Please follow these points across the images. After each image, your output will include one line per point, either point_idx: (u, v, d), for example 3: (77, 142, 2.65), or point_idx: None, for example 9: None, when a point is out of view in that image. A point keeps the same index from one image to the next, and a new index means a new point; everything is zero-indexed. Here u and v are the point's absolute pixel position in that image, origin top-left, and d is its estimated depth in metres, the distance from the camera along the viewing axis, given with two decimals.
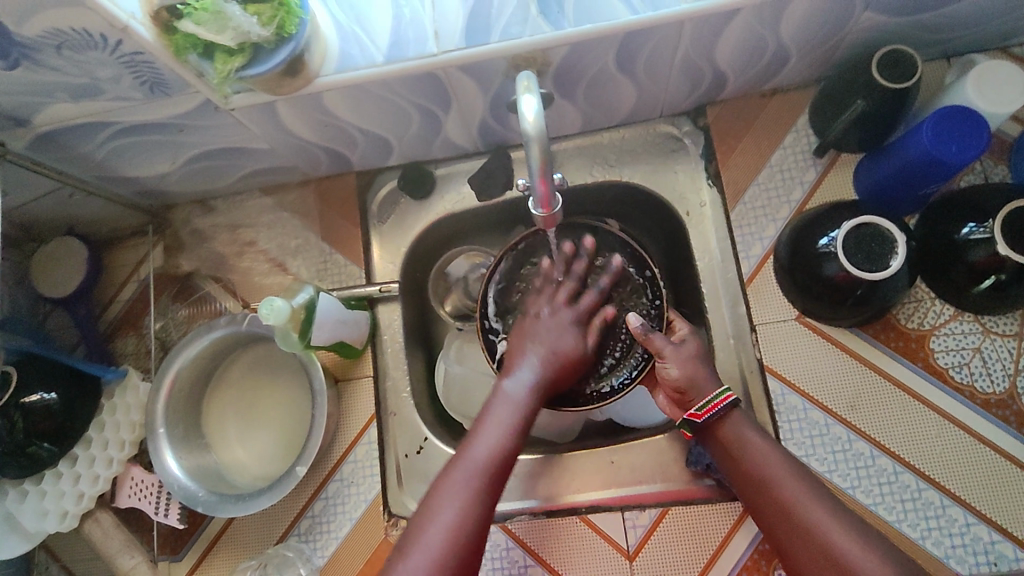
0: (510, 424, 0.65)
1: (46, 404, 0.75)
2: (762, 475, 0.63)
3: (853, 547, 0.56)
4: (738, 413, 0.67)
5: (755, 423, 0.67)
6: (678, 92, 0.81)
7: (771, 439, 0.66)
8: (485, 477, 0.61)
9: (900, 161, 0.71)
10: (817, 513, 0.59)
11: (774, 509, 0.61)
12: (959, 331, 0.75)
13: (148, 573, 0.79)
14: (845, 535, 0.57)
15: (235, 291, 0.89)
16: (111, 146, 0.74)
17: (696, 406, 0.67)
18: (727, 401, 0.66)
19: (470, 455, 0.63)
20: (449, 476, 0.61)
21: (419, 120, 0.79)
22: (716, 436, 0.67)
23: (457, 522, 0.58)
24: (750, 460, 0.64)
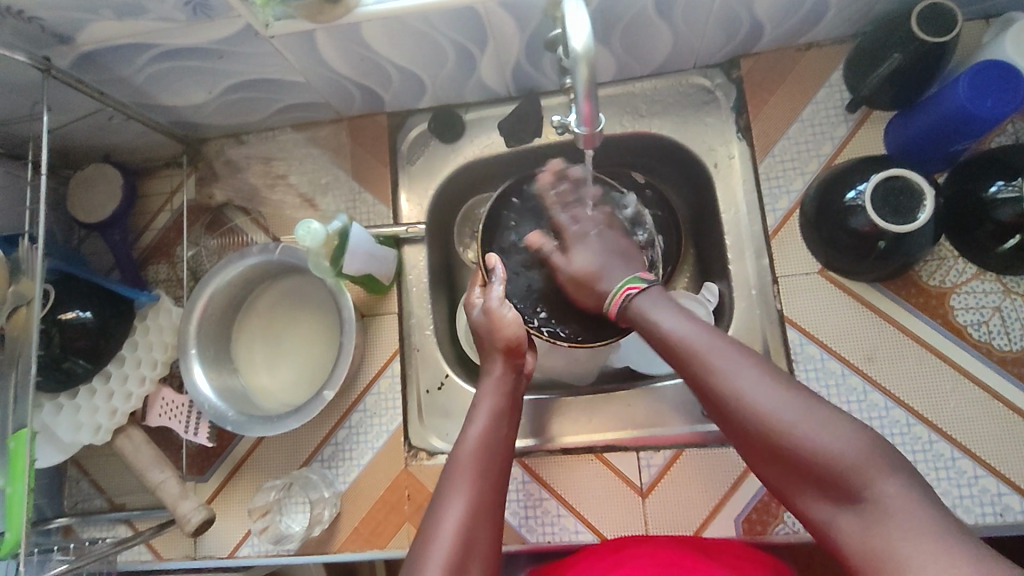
0: (492, 410, 0.70)
1: (82, 323, 0.77)
2: (672, 344, 0.63)
3: (764, 396, 0.55)
4: (645, 294, 0.70)
5: (666, 298, 0.68)
6: (713, 42, 0.81)
7: (684, 312, 0.65)
8: (484, 459, 0.65)
9: (932, 117, 0.72)
10: (723, 368, 0.58)
11: (690, 375, 0.60)
12: (980, 290, 0.76)
13: (176, 488, 0.78)
14: (758, 385, 0.56)
15: (266, 225, 0.91)
16: (150, 72, 0.75)
17: (610, 299, 0.73)
18: (637, 286, 0.71)
19: (465, 441, 0.66)
20: (447, 472, 0.64)
21: (454, 58, 0.80)
22: (635, 318, 0.69)
23: (470, 501, 0.61)
24: (661, 334, 0.64)
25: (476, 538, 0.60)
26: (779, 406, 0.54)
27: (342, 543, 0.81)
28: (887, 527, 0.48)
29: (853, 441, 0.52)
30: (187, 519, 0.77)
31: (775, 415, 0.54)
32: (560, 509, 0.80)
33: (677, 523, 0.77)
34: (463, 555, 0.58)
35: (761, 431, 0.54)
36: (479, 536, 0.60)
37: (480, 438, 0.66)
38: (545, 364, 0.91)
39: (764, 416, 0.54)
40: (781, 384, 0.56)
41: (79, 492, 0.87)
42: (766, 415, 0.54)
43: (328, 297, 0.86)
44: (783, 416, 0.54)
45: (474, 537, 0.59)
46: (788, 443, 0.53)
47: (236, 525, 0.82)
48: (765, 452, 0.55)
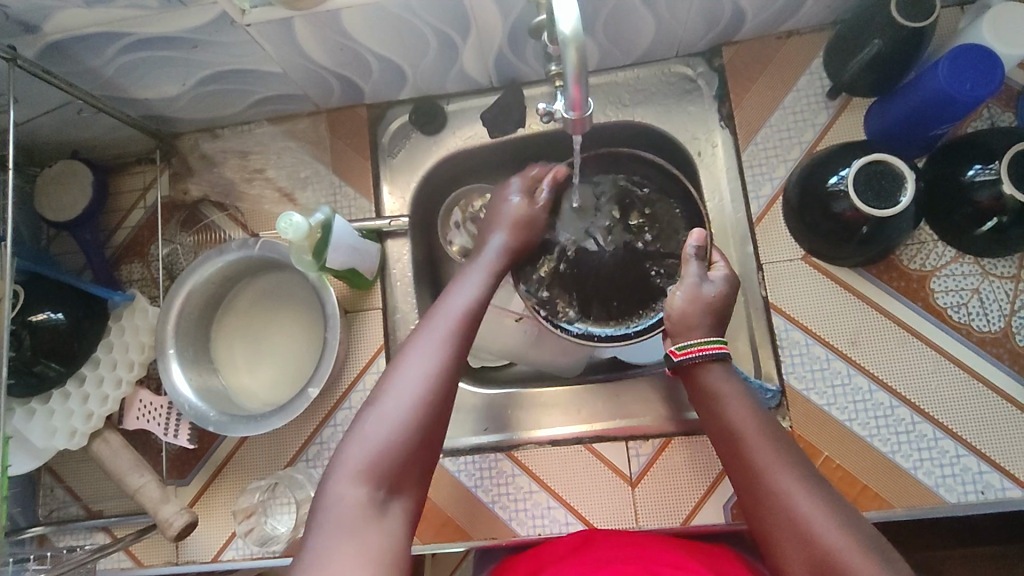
0: (482, 282, 0.71)
1: (54, 325, 0.74)
2: (735, 440, 0.59)
3: (819, 519, 0.52)
4: (722, 368, 0.64)
5: (738, 377, 0.64)
6: (694, 30, 0.81)
7: (761, 407, 0.61)
8: (461, 323, 0.65)
9: (912, 103, 0.72)
10: (784, 481, 0.55)
11: (742, 478, 0.57)
12: (959, 272, 0.77)
13: (157, 492, 0.76)
14: (817, 508, 0.53)
15: (243, 221, 0.89)
16: (121, 63, 0.72)
17: (679, 345, 0.65)
18: (720, 347, 0.64)
19: (445, 305, 0.66)
20: (425, 325, 0.64)
21: (436, 47, 0.79)
22: (700, 401, 0.64)
23: (436, 353, 0.61)
24: (724, 423, 0.61)
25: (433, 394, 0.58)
26: (839, 536, 0.51)
27: None
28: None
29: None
30: (169, 524, 0.75)
31: (832, 542, 0.51)
32: (550, 501, 0.79)
33: (666, 511, 0.77)
34: (413, 403, 0.57)
35: (808, 552, 0.51)
36: (439, 395, 0.59)
37: (461, 306, 0.66)
38: (532, 356, 0.90)
39: (814, 540, 0.51)
40: (841, 511, 0.53)
41: (54, 500, 0.85)
42: (825, 547, 0.51)
43: (310, 293, 0.85)
44: (835, 542, 0.50)
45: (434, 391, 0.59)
46: (832, 572, 0.50)
47: (219, 528, 0.80)
48: (805, 573, 0.51)
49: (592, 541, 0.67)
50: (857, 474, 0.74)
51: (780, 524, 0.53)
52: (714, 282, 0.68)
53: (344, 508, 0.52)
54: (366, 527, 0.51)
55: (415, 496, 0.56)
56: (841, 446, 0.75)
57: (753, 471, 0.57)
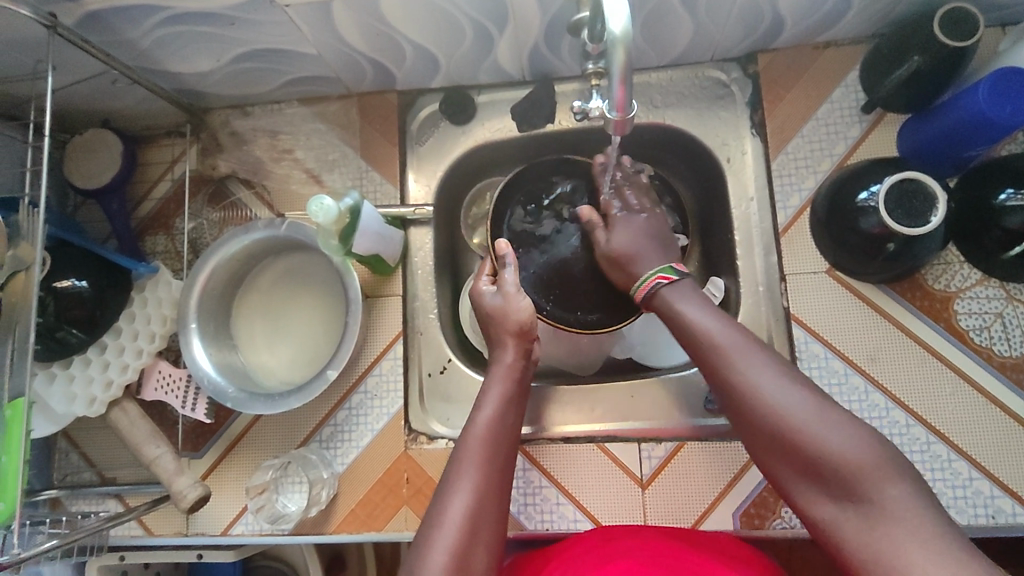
0: (501, 396, 0.69)
1: (78, 292, 0.75)
2: (699, 343, 0.64)
3: (783, 396, 0.57)
4: (676, 287, 0.71)
5: (695, 293, 0.70)
6: (732, 35, 0.81)
7: (713, 310, 0.67)
8: (491, 446, 0.64)
9: (949, 122, 0.72)
10: (745, 368, 0.60)
11: (711, 375, 0.63)
12: (983, 295, 0.77)
13: (172, 464, 0.76)
14: (778, 386, 0.58)
15: (269, 200, 0.89)
16: (158, 36, 0.72)
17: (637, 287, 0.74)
18: (667, 276, 0.72)
19: (473, 427, 0.66)
20: (456, 456, 0.64)
21: (471, 38, 0.78)
22: (664, 311, 0.70)
23: (475, 492, 0.60)
24: (687, 328, 0.66)
25: (479, 535, 0.58)
26: (799, 410, 0.56)
27: (338, 524, 0.79)
28: (891, 529, 0.50)
29: (860, 443, 0.53)
30: (183, 496, 0.75)
31: (797, 417, 0.56)
32: (559, 497, 0.79)
33: (675, 514, 0.77)
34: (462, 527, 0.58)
35: (779, 432, 0.56)
36: (482, 535, 0.59)
37: (487, 428, 0.65)
38: (547, 352, 0.91)
39: (781, 417, 0.56)
40: (800, 385, 0.58)
41: (68, 464, 0.86)
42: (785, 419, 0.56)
43: (332, 276, 0.85)
44: (799, 418, 0.56)
45: (477, 526, 0.59)
46: (802, 444, 0.55)
47: (229, 503, 0.81)
48: (777, 450, 0.57)
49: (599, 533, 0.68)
50: None
51: (748, 410, 0.58)
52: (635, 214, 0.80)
53: None
54: None
55: None
56: None
57: (709, 362, 0.63)
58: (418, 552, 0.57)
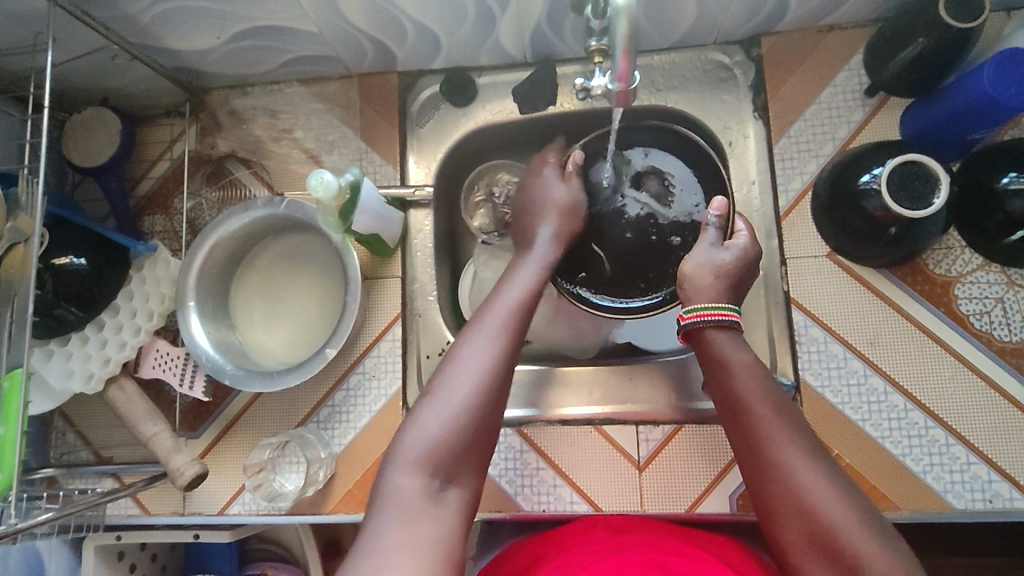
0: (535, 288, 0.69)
1: (76, 270, 0.74)
2: (739, 406, 0.59)
3: (820, 493, 0.53)
4: (728, 335, 0.65)
5: (745, 346, 0.64)
6: (735, 17, 0.80)
7: (761, 367, 0.62)
8: (519, 316, 0.65)
9: (952, 105, 0.71)
10: (790, 455, 0.55)
11: (746, 444, 0.58)
12: (984, 280, 0.77)
13: (169, 442, 0.76)
14: (817, 482, 0.53)
15: (269, 180, 0.89)
16: (157, 11, 0.71)
17: (685, 310, 0.68)
18: (717, 315, 0.65)
19: (496, 302, 0.66)
20: (473, 323, 0.63)
21: (473, 17, 0.78)
22: (705, 354, 0.65)
23: (496, 351, 0.60)
24: (730, 384, 0.61)
25: (499, 377, 0.59)
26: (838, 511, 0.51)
27: (335, 504, 0.79)
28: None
29: (899, 565, 0.48)
30: (180, 473, 0.75)
31: (833, 516, 0.51)
32: (556, 479, 0.79)
33: (672, 497, 0.77)
34: (470, 404, 0.57)
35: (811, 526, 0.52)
36: (500, 384, 0.59)
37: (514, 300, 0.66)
38: (546, 335, 0.90)
39: (814, 512, 0.52)
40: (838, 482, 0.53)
41: (65, 443, 0.85)
42: (822, 514, 0.52)
43: (331, 256, 0.85)
44: (834, 516, 0.51)
45: (495, 382, 0.58)
46: (836, 543, 0.50)
47: (226, 482, 0.81)
48: (800, 543, 0.53)
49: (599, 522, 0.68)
50: (865, 474, 0.75)
51: (779, 498, 0.54)
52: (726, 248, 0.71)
53: (400, 496, 0.52)
54: (421, 516, 0.51)
55: (469, 489, 0.56)
56: (853, 445, 0.75)
57: (747, 427, 0.58)
58: (431, 399, 0.57)
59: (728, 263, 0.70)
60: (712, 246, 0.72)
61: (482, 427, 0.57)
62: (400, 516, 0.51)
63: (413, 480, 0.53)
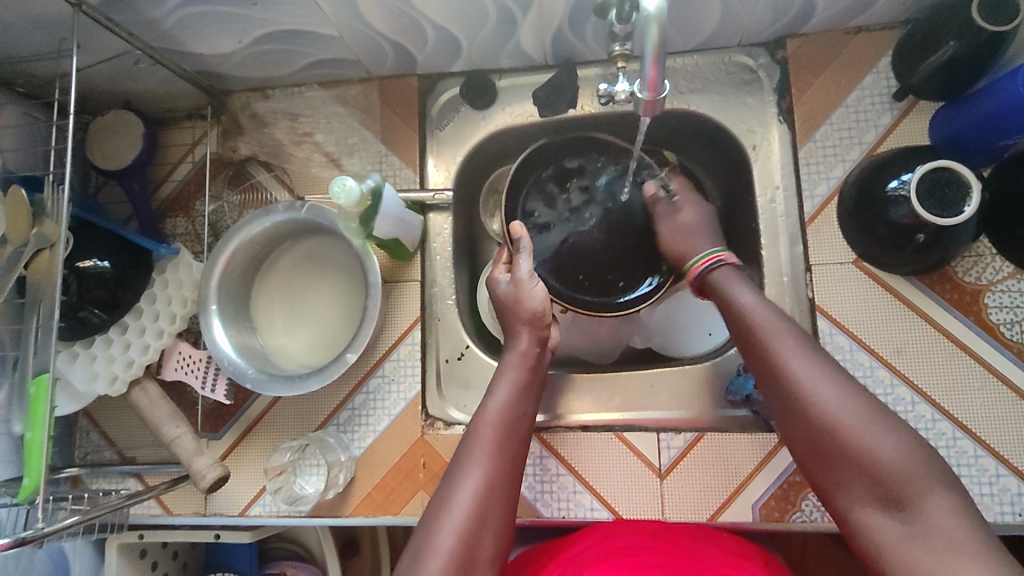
0: (517, 387, 0.68)
1: (100, 272, 0.75)
2: (748, 327, 0.64)
3: (828, 392, 0.56)
4: (726, 275, 0.70)
5: (746, 280, 0.69)
6: (760, 19, 0.79)
7: (763, 298, 0.66)
8: (502, 431, 0.64)
9: (984, 109, 0.70)
10: (796, 364, 0.59)
11: (760, 366, 0.62)
12: (1016, 289, 0.75)
13: (191, 444, 0.77)
14: (825, 387, 0.57)
15: (289, 183, 0.89)
16: (181, 16, 0.72)
17: (692, 265, 0.74)
18: (720, 262, 0.72)
19: (486, 412, 0.65)
20: (468, 442, 0.63)
21: (494, 20, 0.77)
22: (715, 292, 0.70)
23: (484, 480, 0.60)
24: (740, 317, 0.65)
25: (487, 510, 0.59)
26: (849, 411, 0.55)
27: (355, 507, 0.80)
28: (929, 538, 0.49)
29: (907, 457, 0.52)
30: (202, 476, 0.76)
31: (844, 417, 0.55)
32: (576, 485, 0.79)
33: (693, 506, 0.77)
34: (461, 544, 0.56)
35: (826, 432, 0.55)
36: (487, 519, 0.58)
37: (503, 410, 0.65)
38: (565, 340, 0.90)
39: (828, 418, 0.55)
40: (846, 383, 0.57)
41: (89, 443, 0.87)
42: (834, 420, 0.55)
43: (351, 259, 0.85)
44: (845, 417, 0.55)
45: (484, 515, 0.58)
46: (850, 446, 0.54)
47: (248, 483, 0.82)
48: (817, 451, 0.56)
49: (620, 534, 0.67)
50: None
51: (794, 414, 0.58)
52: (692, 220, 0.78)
53: None
54: None
55: None
56: None
57: (755, 342, 0.63)
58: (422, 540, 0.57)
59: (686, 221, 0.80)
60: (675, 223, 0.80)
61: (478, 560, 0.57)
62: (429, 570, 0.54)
63: None
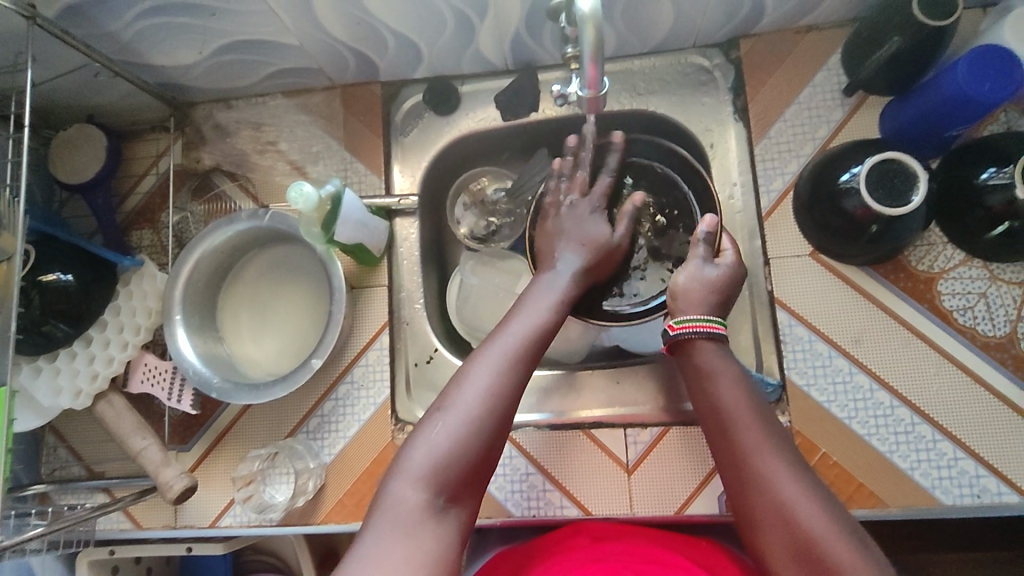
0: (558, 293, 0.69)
1: (63, 286, 0.75)
2: (721, 413, 0.60)
3: (802, 502, 0.53)
4: (713, 345, 0.65)
5: (734, 360, 0.64)
6: (713, 21, 0.81)
7: (748, 385, 0.62)
8: (540, 326, 0.65)
9: (929, 102, 0.72)
10: (773, 467, 0.55)
11: (733, 458, 0.58)
12: (967, 276, 0.77)
13: (158, 456, 0.76)
14: (802, 495, 0.53)
15: (254, 192, 0.89)
16: (138, 28, 0.72)
17: (676, 320, 0.68)
18: (711, 328, 0.66)
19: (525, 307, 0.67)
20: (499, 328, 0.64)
21: (452, 26, 0.79)
22: (691, 370, 0.65)
23: (508, 362, 0.60)
24: (716, 408, 0.61)
25: (510, 388, 0.59)
26: (819, 523, 0.51)
27: (326, 514, 0.79)
28: None
29: None
30: (169, 486, 0.75)
31: (815, 529, 0.51)
32: (545, 484, 0.79)
33: (661, 500, 0.77)
34: (479, 417, 0.57)
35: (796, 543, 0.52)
36: (507, 398, 0.58)
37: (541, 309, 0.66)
38: None
39: (801, 529, 0.52)
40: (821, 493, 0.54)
41: (56, 459, 0.86)
42: (806, 528, 0.51)
43: (318, 267, 0.85)
44: (818, 527, 0.51)
45: (506, 395, 0.58)
46: (819, 562, 0.50)
47: (217, 494, 0.81)
48: (787, 558, 0.52)
49: (586, 541, 0.67)
50: (852, 472, 0.75)
51: (765, 516, 0.54)
52: (717, 267, 0.70)
53: (399, 508, 0.52)
54: (422, 528, 0.52)
55: (469, 506, 0.56)
56: (840, 443, 0.75)
57: (730, 433, 0.59)
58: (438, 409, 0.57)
59: (718, 280, 0.70)
60: (704, 262, 0.71)
61: (493, 431, 0.57)
62: (392, 536, 0.51)
63: (411, 503, 0.53)
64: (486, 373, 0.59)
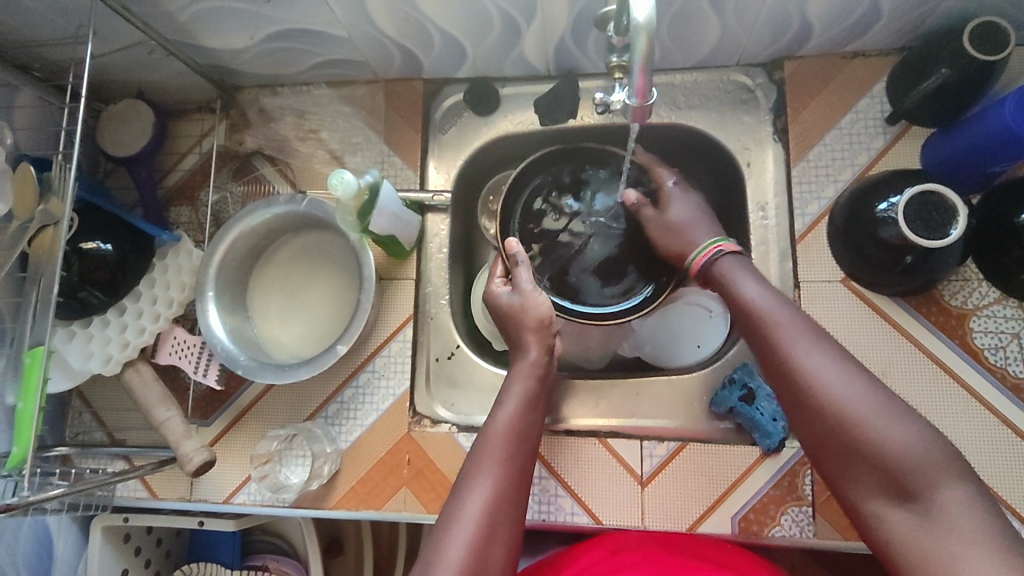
0: (523, 400, 0.67)
1: (102, 254, 0.77)
2: (753, 318, 0.64)
3: (838, 379, 0.56)
4: (733, 262, 0.70)
5: (756, 272, 0.69)
6: (759, 40, 0.81)
7: (770, 287, 0.66)
8: (513, 443, 0.63)
9: (973, 135, 0.71)
10: (803, 350, 0.58)
11: (766, 352, 0.61)
12: (1000, 315, 0.76)
13: (180, 428, 0.77)
14: (838, 375, 0.56)
15: (292, 178, 0.91)
16: (195, 11, 0.74)
17: (695, 255, 0.74)
18: (727, 248, 0.72)
19: (494, 423, 0.65)
20: (477, 452, 0.62)
21: (499, 29, 0.80)
22: (719, 285, 0.70)
23: (492, 496, 0.59)
24: (744, 310, 0.65)
25: (500, 527, 0.57)
26: (850, 392, 0.55)
27: (339, 500, 0.80)
28: (942, 531, 0.48)
29: (919, 441, 0.52)
30: (189, 459, 0.76)
31: (852, 403, 0.54)
32: (558, 489, 0.79)
33: (674, 515, 0.77)
34: (473, 562, 0.54)
35: (835, 416, 0.55)
36: (496, 539, 0.57)
37: (510, 421, 0.65)
38: None
39: (839, 404, 0.55)
40: (854, 370, 0.57)
41: (80, 423, 0.88)
42: (844, 407, 0.54)
43: (349, 255, 0.86)
44: (857, 403, 0.54)
45: (491, 528, 0.57)
46: (862, 432, 0.53)
47: (234, 471, 0.83)
48: (828, 441, 0.55)
49: None
50: None
51: (805, 401, 0.57)
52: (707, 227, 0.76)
53: None
54: None
55: None
56: None
57: (761, 332, 0.62)
58: (431, 549, 0.56)
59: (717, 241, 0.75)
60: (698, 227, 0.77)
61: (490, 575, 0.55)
62: None
63: None
64: (469, 513, 0.57)
